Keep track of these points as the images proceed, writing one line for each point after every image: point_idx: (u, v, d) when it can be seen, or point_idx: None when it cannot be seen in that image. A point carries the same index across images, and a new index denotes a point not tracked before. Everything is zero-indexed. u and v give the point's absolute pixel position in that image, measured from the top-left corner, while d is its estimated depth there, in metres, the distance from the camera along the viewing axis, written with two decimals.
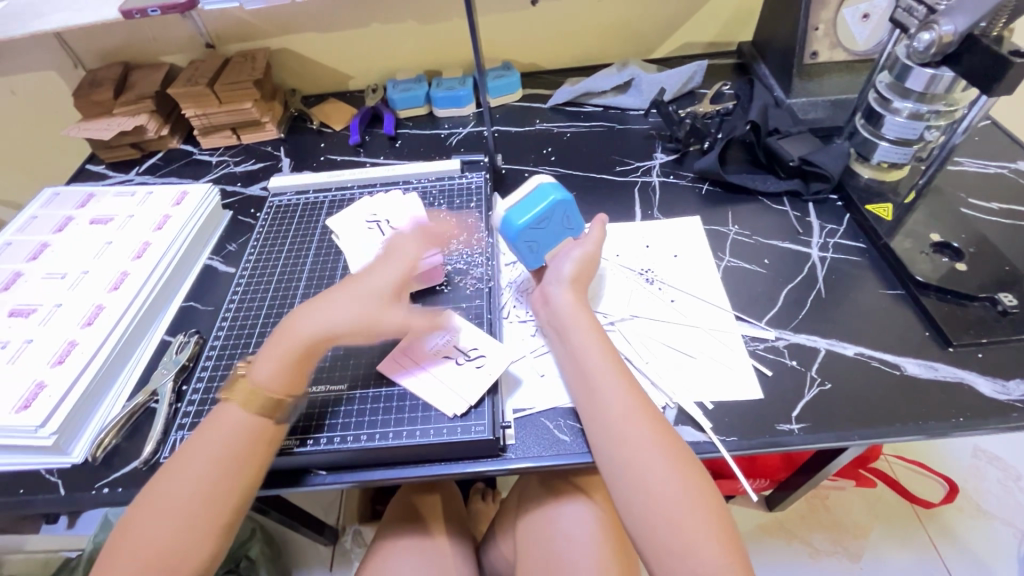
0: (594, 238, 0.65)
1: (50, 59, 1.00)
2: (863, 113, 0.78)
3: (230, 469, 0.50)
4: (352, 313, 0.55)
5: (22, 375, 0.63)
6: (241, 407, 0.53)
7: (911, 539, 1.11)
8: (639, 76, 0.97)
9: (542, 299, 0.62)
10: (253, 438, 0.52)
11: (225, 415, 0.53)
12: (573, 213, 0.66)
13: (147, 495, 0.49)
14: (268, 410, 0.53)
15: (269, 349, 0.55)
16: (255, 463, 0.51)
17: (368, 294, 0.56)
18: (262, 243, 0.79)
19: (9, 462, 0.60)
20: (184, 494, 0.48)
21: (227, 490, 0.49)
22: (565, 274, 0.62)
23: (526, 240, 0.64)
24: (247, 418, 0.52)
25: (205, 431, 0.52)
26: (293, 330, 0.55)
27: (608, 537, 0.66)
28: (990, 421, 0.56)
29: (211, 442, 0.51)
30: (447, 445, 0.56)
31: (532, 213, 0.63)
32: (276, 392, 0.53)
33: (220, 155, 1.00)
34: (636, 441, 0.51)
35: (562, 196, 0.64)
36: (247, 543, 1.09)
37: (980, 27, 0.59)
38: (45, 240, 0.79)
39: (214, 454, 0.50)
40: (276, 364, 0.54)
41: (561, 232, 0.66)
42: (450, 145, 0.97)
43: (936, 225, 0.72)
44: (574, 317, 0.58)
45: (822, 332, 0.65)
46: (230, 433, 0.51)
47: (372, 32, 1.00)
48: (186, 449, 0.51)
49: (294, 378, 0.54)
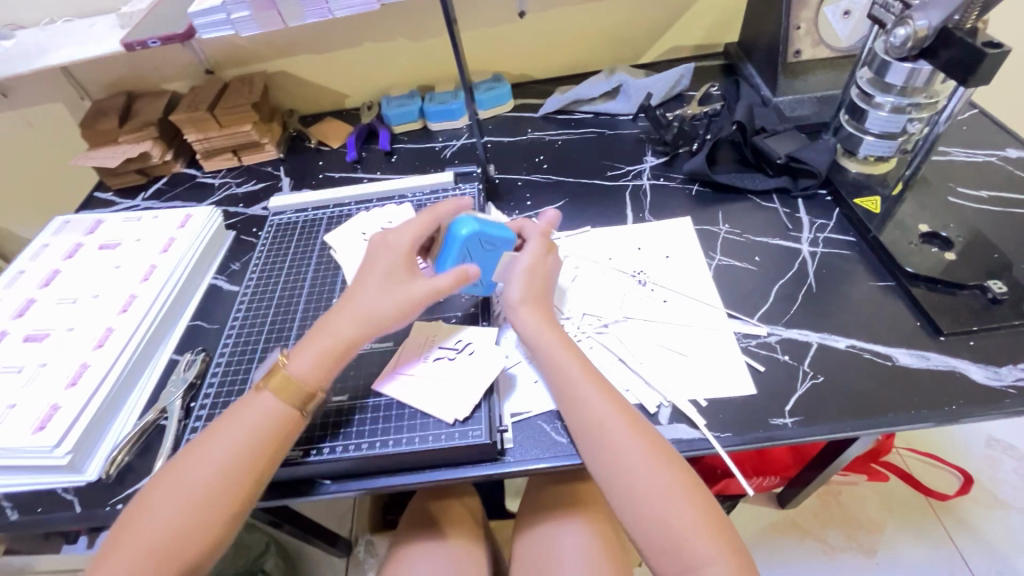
0: (529, 250, 0.65)
1: (58, 91, 1.04)
2: (847, 109, 0.79)
3: (241, 458, 0.51)
4: (390, 306, 0.59)
5: (39, 397, 0.65)
6: (272, 395, 0.55)
7: (927, 533, 1.10)
8: (627, 82, 0.99)
9: (509, 325, 0.63)
10: (271, 429, 0.53)
11: (255, 401, 0.55)
12: (492, 236, 0.63)
13: (163, 481, 0.51)
14: (299, 400, 0.55)
15: (309, 343, 0.58)
16: (267, 457, 0.52)
17: (408, 291, 0.59)
18: (263, 262, 0.82)
19: (28, 483, 0.63)
20: (204, 474, 0.51)
21: (237, 478, 0.51)
22: (514, 296, 0.62)
23: (464, 280, 0.66)
24: (273, 406, 0.54)
25: (236, 415, 0.54)
26: (334, 327, 0.58)
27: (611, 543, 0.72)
28: (983, 407, 0.56)
29: (236, 427, 0.53)
30: (447, 451, 0.58)
31: (448, 261, 0.64)
32: (312, 384, 0.56)
33: (222, 177, 1.03)
34: (619, 447, 0.52)
35: (470, 229, 0.63)
36: (262, 556, 1.10)
37: (955, 20, 0.60)
38: (56, 267, 0.82)
39: (231, 439, 0.52)
40: (315, 355, 0.57)
41: (490, 254, 0.65)
42: (445, 158, 0.99)
43: (924, 216, 0.73)
44: (538, 335, 0.59)
45: (815, 326, 0.65)
46: (252, 420, 0.53)
47: (365, 51, 1.03)
48: (211, 434, 0.53)
49: (330, 368, 0.57)
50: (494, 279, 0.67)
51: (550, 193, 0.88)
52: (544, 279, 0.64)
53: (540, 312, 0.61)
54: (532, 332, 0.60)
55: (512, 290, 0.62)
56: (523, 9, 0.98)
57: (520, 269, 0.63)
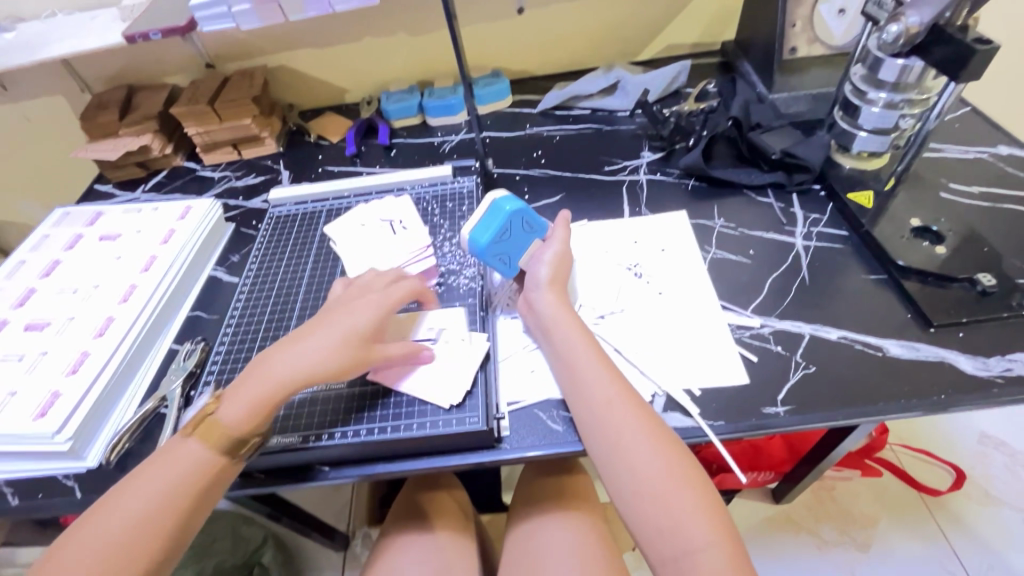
0: (560, 237, 0.67)
1: (60, 84, 1.05)
2: (841, 105, 0.80)
3: (161, 509, 0.50)
4: (324, 352, 0.57)
5: (40, 385, 0.66)
6: (198, 440, 0.54)
7: (919, 528, 1.11)
8: (625, 78, 1.00)
9: (527, 305, 0.65)
10: (195, 478, 0.52)
11: (179, 448, 0.54)
12: (532, 217, 0.67)
13: (85, 524, 0.50)
14: (224, 446, 0.54)
15: (239, 387, 0.57)
16: (190, 509, 0.52)
17: (344, 330, 0.58)
18: (263, 253, 0.82)
19: (28, 469, 0.63)
20: (119, 531, 0.49)
21: (151, 531, 0.50)
22: (542, 276, 0.64)
23: (494, 255, 0.65)
24: (200, 450, 0.54)
25: (157, 465, 0.53)
26: (266, 370, 0.57)
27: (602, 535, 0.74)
28: (972, 397, 0.57)
29: (158, 477, 0.52)
30: (445, 437, 0.58)
31: (491, 232, 0.64)
32: (241, 433, 0.55)
33: (222, 170, 1.04)
34: (621, 427, 0.53)
35: (514, 206, 0.65)
36: (260, 548, 1.11)
37: (946, 17, 0.62)
38: (57, 257, 0.83)
39: (155, 484, 0.51)
40: (242, 405, 0.55)
41: (525, 236, 0.66)
42: (444, 152, 1.00)
43: (916, 211, 0.74)
44: (554, 316, 0.61)
45: (808, 318, 0.66)
46: (179, 466, 0.53)
47: (366, 46, 1.04)
48: (128, 484, 0.52)
49: (256, 420, 0.55)
50: (520, 265, 0.67)
51: (548, 187, 0.89)
52: (571, 265, 0.66)
53: (563, 297, 0.63)
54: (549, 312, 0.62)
55: (541, 272, 0.64)
56: (523, 5, 0.99)
57: (548, 256, 0.65)
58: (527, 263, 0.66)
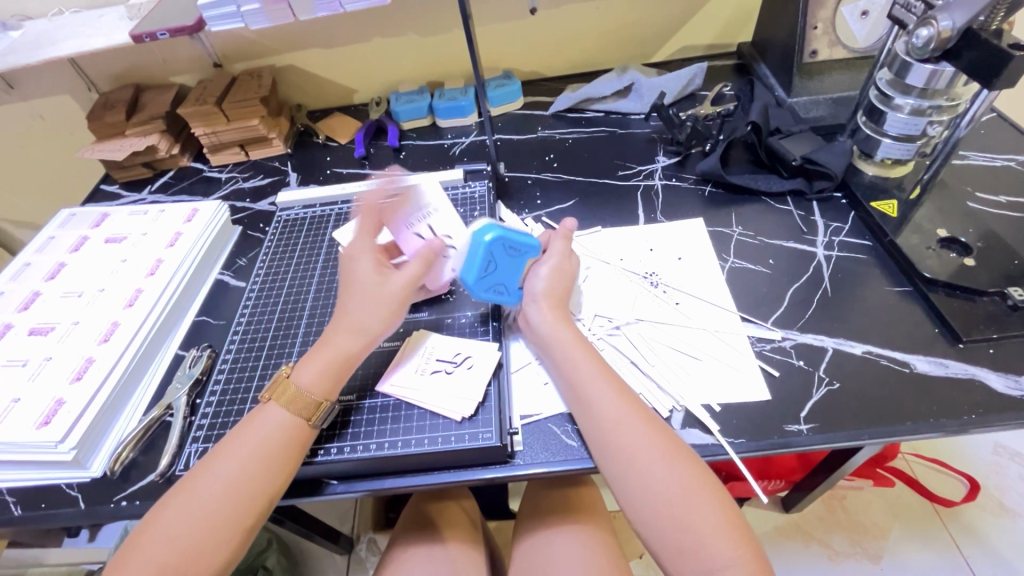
0: (557, 250, 0.65)
1: (66, 83, 1.04)
2: (865, 110, 0.78)
3: (259, 472, 0.51)
4: (379, 313, 0.59)
5: (43, 392, 0.65)
6: (281, 408, 0.54)
7: (933, 540, 1.09)
8: (640, 81, 0.98)
9: (524, 320, 0.63)
10: (286, 441, 0.53)
11: (262, 416, 0.54)
12: (518, 240, 0.62)
13: (177, 495, 0.50)
14: (307, 411, 0.55)
15: (311, 356, 0.58)
16: (285, 468, 0.52)
17: (388, 292, 0.60)
18: (270, 258, 0.81)
19: (31, 478, 0.62)
20: (219, 492, 0.50)
21: (253, 494, 0.50)
22: (536, 290, 0.62)
23: (489, 287, 0.63)
24: (284, 416, 0.54)
25: (244, 432, 0.53)
26: (332, 339, 0.58)
27: (617, 552, 0.72)
28: (1003, 417, 0.55)
29: (247, 442, 0.52)
30: (457, 453, 0.57)
31: (474, 268, 0.61)
32: (319, 396, 0.56)
33: (229, 171, 1.02)
34: (633, 444, 0.51)
35: (493, 234, 0.60)
36: (264, 552, 1.10)
37: (979, 22, 0.59)
38: (63, 259, 0.82)
39: (247, 450, 0.52)
40: (319, 368, 0.57)
41: (515, 261, 0.62)
42: (454, 155, 0.98)
43: (943, 221, 0.71)
44: (553, 333, 0.59)
45: (830, 331, 0.64)
46: (264, 434, 0.53)
47: (375, 46, 1.02)
48: (223, 449, 0.52)
49: (334, 381, 0.57)
50: (521, 287, 0.64)
51: (561, 191, 0.87)
52: (569, 280, 0.64)
53: (560, 311, 0.61)
54: (548, 328, 0.60)
55: (535, 285, 0.62)
56: (535, 6, 0.97)
57: (546, 271, 0.63)
58: (525, 285, 0.64)
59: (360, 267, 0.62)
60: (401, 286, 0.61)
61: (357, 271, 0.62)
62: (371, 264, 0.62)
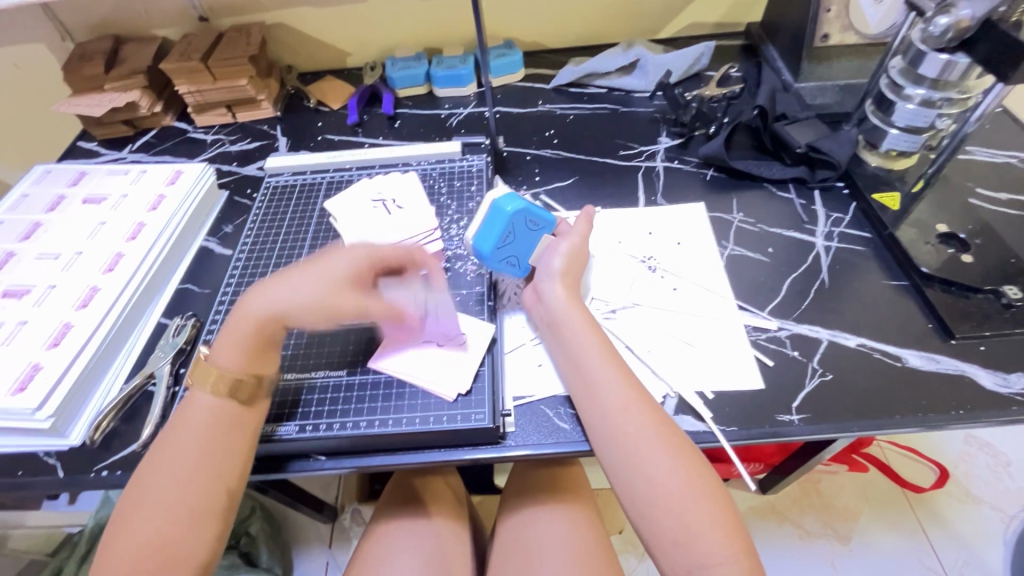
0: (576, 231, 0.64)
1: (39, 30, 0.97)
2: (873, 99, 0.76)
3: (209, 459, 0.50)
4: (307, 288, 0.55)
5: (18, 356, 0.62)
6: (205, 392, 0.52)
7: (901, 523, 1.13)
8: (646, 57, 0.95)
9: (535, 296, 0.62)
10: (223, 425, 0.51)
11: (191, 405, 0.52)
12: (537, 213, 0.62)
13: (140, 493, 0.49)
14: (230, 390, 0.52)
15: (228, 333, 0.55)
16: (237, 452, 0.51)
17: (325, 264, 0.56)
18: (258, 225, 0.78)
19: (7, 445, 0.60)
20: (178, 483, 0.49)
21: (212, 480, 0.49)
22: (555, 267, 0.61)
23: (502, 260, 0.63)
24: (211, 400, 0.52)
25: (181, 424, 0.51)
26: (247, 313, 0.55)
27: (601, 531, 0.73)
28: (988, 414, 0.56)
29: (187, 434, 0.51)
30: (448, 433, 0.56)
31: (493, 236, 0.61)
32: (236, 371, 0.53)
33: (215, 133, 0.98)
34: (637, 433, 0.51)
35: (514, 204, 0.61)
36: (247, 520, 1.11)
37: (1000, 11, 0.58)
38: (37, 219, 0.78)
39: (189, 444, 0.50)
40: (235, 346, 0.53)
41: (533, 233, 0.63)
42: (451, 127, 0.95)
43: (942, 216, 0.71)
44: (566, 311, 0.58)
45: (825, 322, 0.64)
46: (199, 422, 0.51)
47: (371, 7, 0.97)
48: (167, 441, 0.51)
49: (249, 354, 0.54)
50: (531, 263, 0.64)
51: (560, 169, 0.85)
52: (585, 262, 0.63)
53: (574, 291, 0.60)
54: (559, 307, 0.59)
55: (554, 263, 0.61)
56: None
57: (562, 252, 0.62)
58: (536, 258, 0.64)
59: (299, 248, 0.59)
60: (342, 261, 0.56)
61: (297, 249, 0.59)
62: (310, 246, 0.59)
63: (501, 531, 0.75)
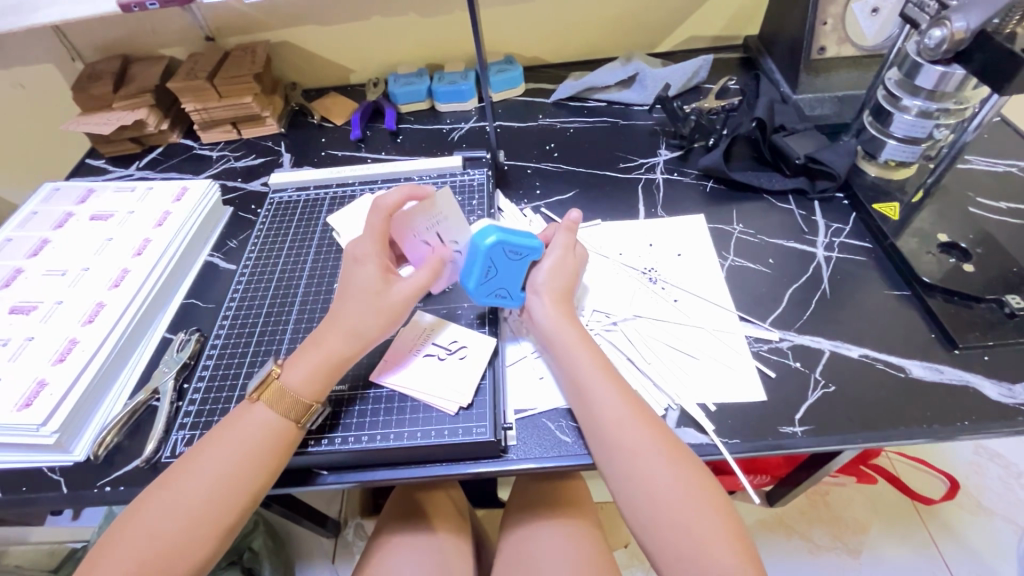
0: (559, 244, 0.64)
1: (50, 51, 0.99)
2: (871, 110, 0.77)
3: (242, 472, 0.50)
4: (378, 319, 0.56)
5: (24, 373, 0.63)
6: (268, 408, 0.53)
7: (911, 535, 1.11)
8: (644, 72, 0.95)
9: (528, 316, 0.62)
10: (271, 441, 0.52)
11: (249, 414, 0.53)
12: (518, 242, 0.60)
13: (161, 490, 0.49)
14: (295, 413, 0.53)
15: (302, 356, 0.56)
16: (267, 468, 0.51)
17: (390, 298, 0.57)
18: (263, 240, 0.79)
19: (11, 460, 0.60)
20: (203, 487, 0.49)
21: (235, 492, 0.49)
22: (538, 283, 0.61)
23: (490, 293, 0.62)
24: (272, 418, 0.53)
25: (226, 429, 0.52)
26: (325, 342, 0.56)
27: (603, 544, 0.72)
28: (995, 424, 0.55)
29: (230, 441, 0.51)
30: (450, 446, 0.56)
31: (476, 273, 0.60)
32: (309, 398, 0.54)
33: (220, 149, 0.99)
34: (635, 446, 0.50)
35: (495, 238, 0.59)
36: (249, 535, 1.10)
37: (993, 24, 0.58)
38: (45, 236, 0.79)
39: (229, 451, 0.51)
40: (308, 370, 0.55)
41: (517, 263, 0.61)
42: (452, 141, 0.96)
43: (943, 225, 0.71)
44: (557, 328, 0.58)
45: (827, 333, 0.64)
46: (250, 433, 0.52)
47: (373, 25, 0.99)
48: (206, 444, 0.52)
49: (324, 383, 0.55)
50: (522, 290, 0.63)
51: (560, 182, 0.86)
52: (572, 276, 0.63)
53: (562, 307, 0.60)
54: (552, 323, 0.59)
55: (538, 278, 0.62)
56: None
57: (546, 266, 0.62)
58: (528, 282, 0.63)
59: (362, 273, 0.58)
60: (404, 294, 0.58)
61: (356, 276, 0.58)
62: (374, 269, 0.58)
63: (502, 545, 0.75)
